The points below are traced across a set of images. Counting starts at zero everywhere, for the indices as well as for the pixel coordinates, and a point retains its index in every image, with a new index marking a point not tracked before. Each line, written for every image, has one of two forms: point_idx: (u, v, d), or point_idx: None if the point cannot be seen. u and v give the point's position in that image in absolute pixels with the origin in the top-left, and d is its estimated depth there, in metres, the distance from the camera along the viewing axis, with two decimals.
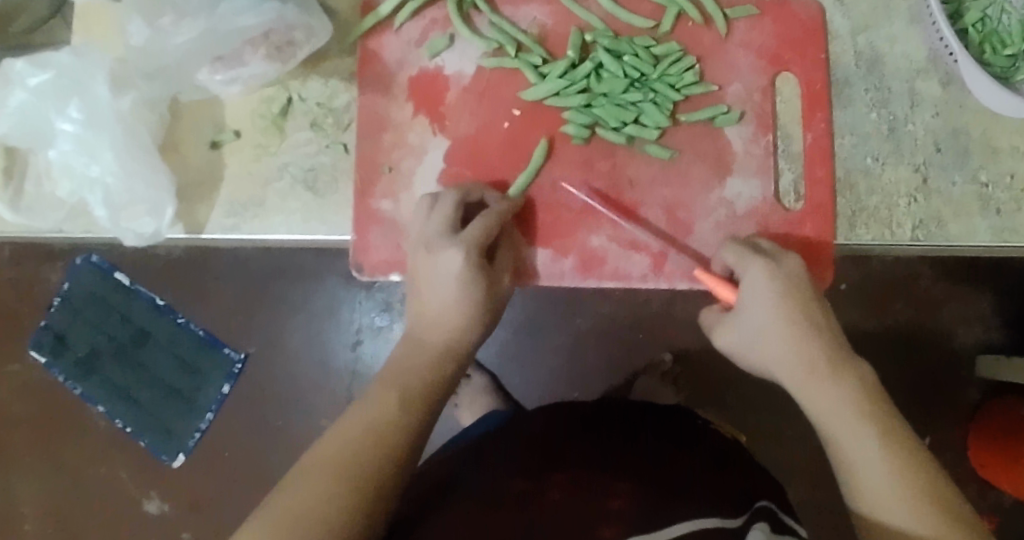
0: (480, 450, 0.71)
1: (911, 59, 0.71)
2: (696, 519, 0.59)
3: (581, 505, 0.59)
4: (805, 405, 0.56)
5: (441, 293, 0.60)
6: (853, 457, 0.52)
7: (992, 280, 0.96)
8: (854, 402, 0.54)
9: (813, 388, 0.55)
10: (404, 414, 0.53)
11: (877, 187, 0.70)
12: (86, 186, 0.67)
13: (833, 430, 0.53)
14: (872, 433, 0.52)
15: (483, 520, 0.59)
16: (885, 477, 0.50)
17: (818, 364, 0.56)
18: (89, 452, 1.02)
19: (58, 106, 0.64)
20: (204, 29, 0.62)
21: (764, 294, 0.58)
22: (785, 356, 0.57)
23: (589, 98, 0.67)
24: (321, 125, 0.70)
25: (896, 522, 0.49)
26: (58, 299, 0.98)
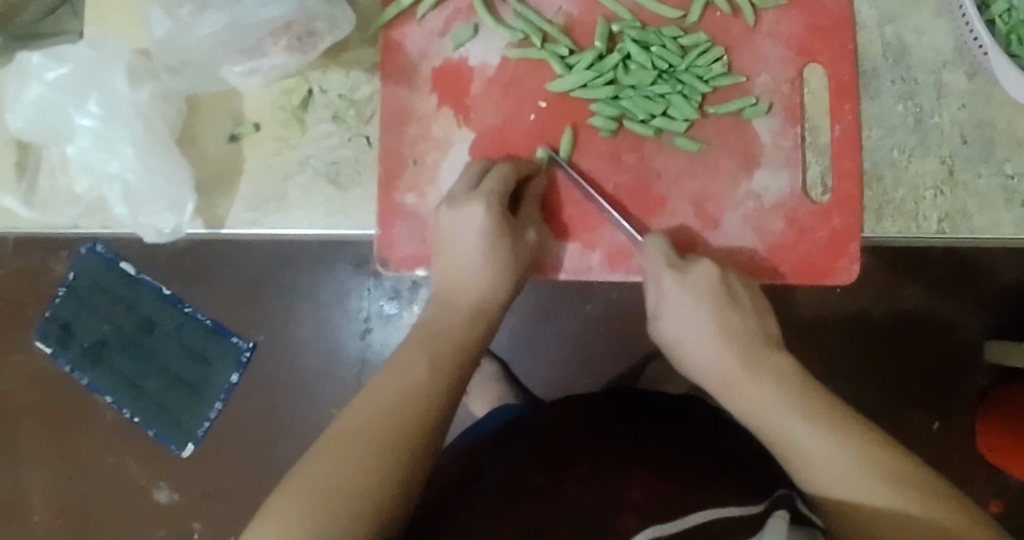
0: (499, 445, 0.70)
1: (937, 50, 0.70)
2: (719, 509, 0.57)
3: (601, 492, 0.58)
4: (732, 403, 0.56)
5: (464, 258, 0.59)
6: (798, 440, 0.52)
7: (999, 267, 0.96)
8: (784, 391, 0.54)
9: (743, 390, 0.55)
10: (432, 380, 0.53)
11: (904, 179, 0.69)
12: (105, 182, 0.66)
13: (774, 425, 0.53)
14: (810, 418, 0.52)
15: (505, 512, 0.58)
16: (831, 453, 0.50)
17: (741, 368, 0.56)
18: (98, 443, 1.01)
19: (78, 100, 0.64)
20: (227, 23, 0.62)
21: (682, 290, 0.59)
22: (705, 354, 0.58)
23: (617, 89, 0.66)
24: (342, 117, 0.68)
25: (853, 483, 0.49)
26: (63, 288, 0.96)
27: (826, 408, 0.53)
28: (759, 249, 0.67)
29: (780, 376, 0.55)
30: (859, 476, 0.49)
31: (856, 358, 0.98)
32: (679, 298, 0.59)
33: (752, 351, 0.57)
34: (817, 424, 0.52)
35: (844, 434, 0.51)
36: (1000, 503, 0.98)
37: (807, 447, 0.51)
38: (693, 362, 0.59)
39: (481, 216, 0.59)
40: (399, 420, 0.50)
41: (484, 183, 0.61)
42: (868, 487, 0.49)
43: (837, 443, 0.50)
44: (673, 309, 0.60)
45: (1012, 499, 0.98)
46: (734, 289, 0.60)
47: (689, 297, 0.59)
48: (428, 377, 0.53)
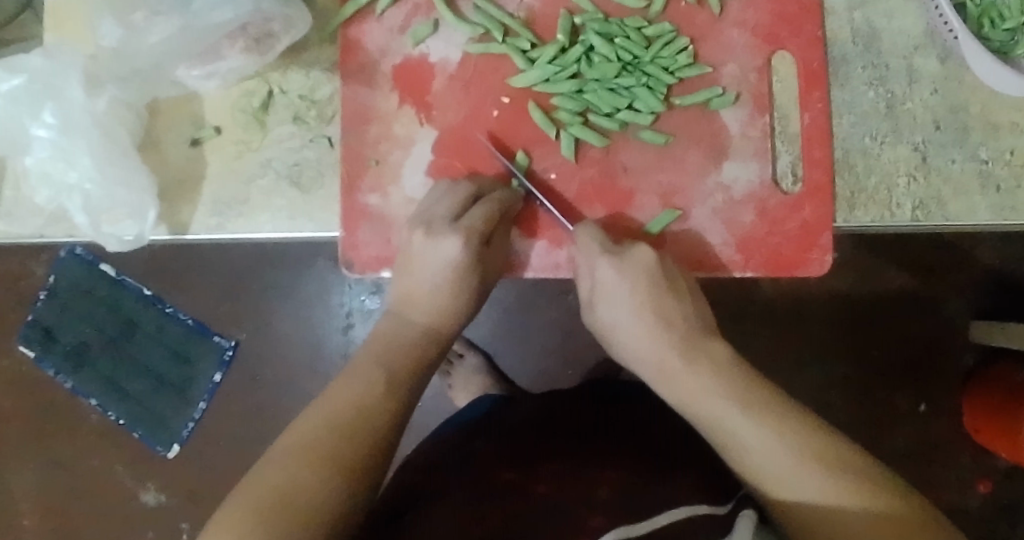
0: (468, 443, 0.71)
1: (908, 34, 0.69)
2: (687, 506, 0.56)
3: (570, 490, 0.58)
4: (671, 397, 0.55)
5: (428, 280, 0.60)
6: (733, 430, 0.50)
7: (985, 246, 0.95)
8: (723, 384, 0.53)
9: (684, 381, 0.54)
10: (389, 399, 0.53)
11: (877, 166, 0.68)
12: (65, 194, 0.65)
13: (712, 415, 0.52)
14: (744, 406, 0.51)
15: (474, 510, 0.58)
16: (759, 438, 0.49)
17: (678, 355, 0.56)
18: (83, 445, 1.01)
19: (33, 110, 0.62)
20: (179, 27, 0.60)
21: (616, 283, 0.59)
22: (641, 348, 0.58)
23: (580, 83, 0.65)
24: (304, 118, 0.68)
25: (783, 465, 0.48)
26: (44, 293, 0.97)
27: (756, 397, 0.51)
28: (729, 242, 0.66)
29: (719, 370, 0.54)
30: (794, 466, 0.47)
31: (839, 337, 0.97)
32: (621, 287, 0.59)
33: (697, 345, 0.56)
34: (756, 415, 0.50)
35: (784, 425, 0.49)
36: (988, 483, 0.97)
37: (742, 435, 0.50)
38: (633, 354, 0.59)
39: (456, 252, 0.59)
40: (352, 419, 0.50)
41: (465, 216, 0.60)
42: (804, 474, 0.47)
43: (780, 430, 0.49)
44: (616, 302, 0.59)
45: (1000, 479, 0.97)
46: (673, 275, 0.60)
47: (632, 290, 0.59)
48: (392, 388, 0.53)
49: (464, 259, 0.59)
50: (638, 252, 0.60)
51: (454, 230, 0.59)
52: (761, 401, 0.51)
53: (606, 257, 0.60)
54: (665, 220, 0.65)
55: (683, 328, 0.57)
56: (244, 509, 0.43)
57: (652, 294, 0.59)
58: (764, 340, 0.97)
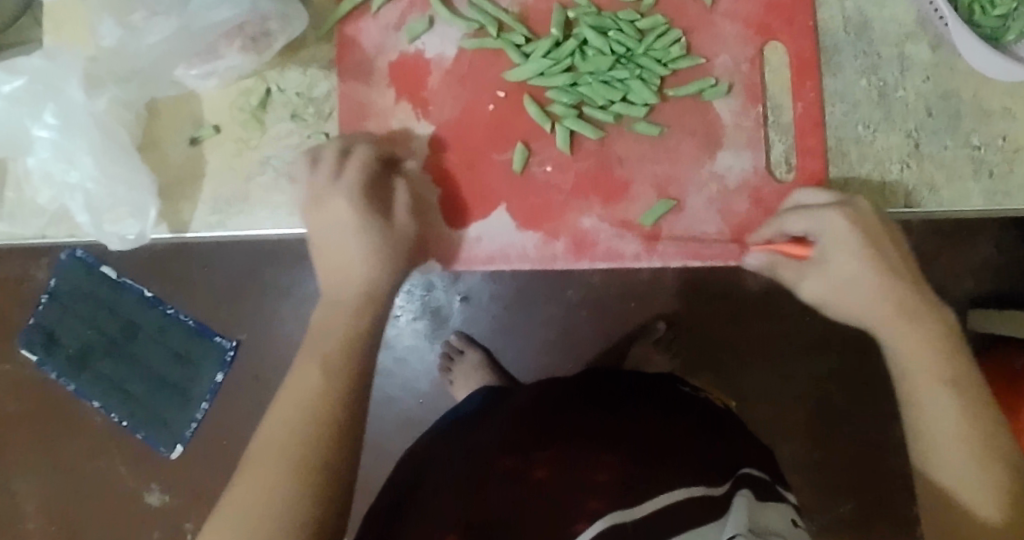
0: (470, 432, 0.72)
1: (899, 23, 0.70)
2: (683, 487, 0.58)
3: (567, 477, 0.59)
4: (891, 345, 0.58)
5: (346, 242, 0.59)
6: (926, 403, 0.55)
7: (980, 240, 0.96)
8: (922, 350, 0.56)
9: (907, 345, 0.57)
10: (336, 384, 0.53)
11: (870, 154, 0.69)
12: (67, 193, 0.65)
13: (908, 387, 0.56)
14: (933, 381, 0.55)
15: (472, 498, 0.59)
16: (948, 414, 0.54)
17: (902, 314, 0.58)
18: (88, 447, 1.02)
19: (33, 112, 0.62)
20: (177, 27, 0.61)
21: (845, 234, 0.59)
22: (861, 303, 0.59)
23: (575, 76, 0.66)
24: (302, 115, 0.68)
25: (954, 441, 0.53)
26: (46, 296, 0.97)
27: (947, 367, 0.55)
28: (724, 231, 0.67)
29: (929, 330, 0.57)
30: (963, 441, 0.53)
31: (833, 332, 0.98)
32: (850, 256, 0.59)
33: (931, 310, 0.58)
34: (951, 390, 0.54)
35: (963, 398, 0.54)
36: None
37: (929, 413, 0.54)
38: (858, 316, 0.60)
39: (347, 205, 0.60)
40: (306, 423, 0.50)
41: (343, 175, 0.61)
42: (973, 453, 0.52)
43: (952, 418, 0.53)
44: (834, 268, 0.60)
45: None
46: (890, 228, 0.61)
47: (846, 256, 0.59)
48: (326, 383, 0.52)
49: (357, 212, 0.60)
50: (828, 211, 0.60)
51: (337, 186, 0.60)
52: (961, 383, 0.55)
53: (830, 211, 0.60)
54: (660, 211, 0.66)
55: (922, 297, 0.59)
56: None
57: (879, 250, 0.59)
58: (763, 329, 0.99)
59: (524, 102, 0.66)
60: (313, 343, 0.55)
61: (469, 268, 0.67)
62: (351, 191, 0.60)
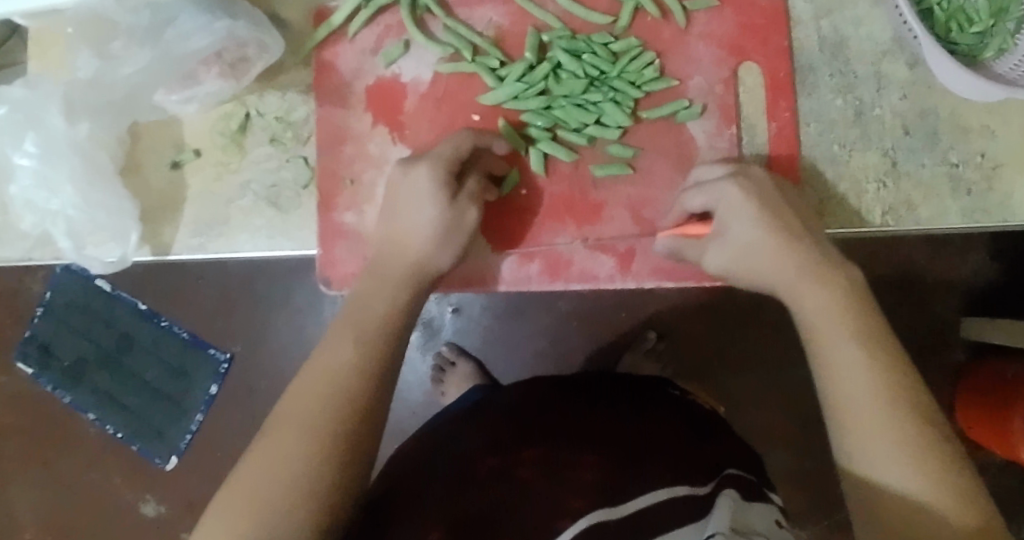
0: (457, 428, 0.73)
1: (875, 41, 0.70)
2: (667, 486, 0.60)
3: (552, 478, 0.61)
4: (803, 320, 0.55)
5: (416, 216, 0.58)
6: (842, 376, 0.51)
7: (975, 249, 0.96)
8: (853, 326, 0.52)
9: (852, 401, 0.50)
10: (365, 358, 0.52)
11: (846, 173, 0.69)
12: (50, 219, 0.67)
13: (829, 352, 0.52)
14: (866, 352, 0.51)
15: (457, 497, 0.61)
16: (862, 392, 0.50)
17: (841, 319, 0.53)
18: (84, 458, 1.04)
19: (14, 141, 0.64)
20: (154, 57, 0.62)
21: (742, 203, 0.58)
22: (768, 268, 0.57)
23: (549, 100, 0.66)
24: (280, 139, 0.69)
25: (871, 423, 0.49)
26: (41, 310, 0.99)
27: (876, 347, 0.51)
28: None
29: (854, 308, 0.53)
30: (881, 419, 0.49)
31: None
32: (744, 206, 0.58)
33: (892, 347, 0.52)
34: (874, 366, 0.50)
35: (885, 376, 0.50)
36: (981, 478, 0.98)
37: (852, 418, 0.50)
38: (763, 284, 0.58)
39: (427, 178, 0.58)
40: (326, 394, 0.50)
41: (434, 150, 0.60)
42: (889, 432, 0.48)
43: (883, 419, 0.48)
44: (801, 304, 0.55)
45: (992, 475, 0.98)
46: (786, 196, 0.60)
47: (808, 293, 0.55)
48: (359, 358, 0.52)
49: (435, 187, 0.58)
50: (756, 172, 0.60)
51: (426, 159, 0.59)
52: (914, 430, 0.48)
53: (728, 179, 0.59)
54: (616, 172, 0.66)
55: (870, 336, 0.52)
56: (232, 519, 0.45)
57: (782, 221, 0.57)
58: (756, 337, 0.99)
59: (500, 125, 0.67)
60: (348, 319, 0.55)
61: (447, 289, 0.68)
62: (438, 164, 0.59)
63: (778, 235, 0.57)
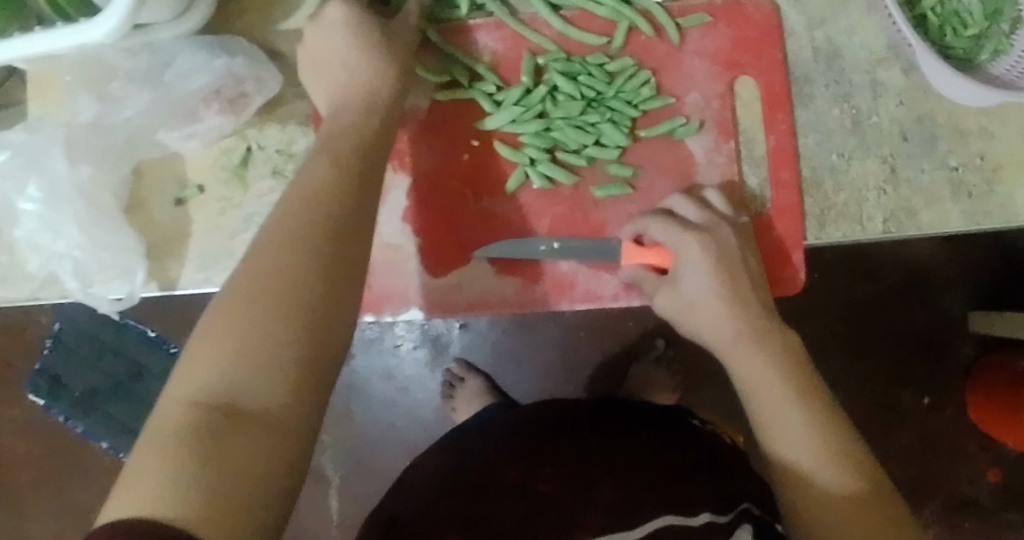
0: (477, 447, 0.73)
1: (870, 49, 0.70)
2: (682, 516, 0.61)
3: (572, 497, 0.61)
4: (735, 369, 0.59)
5: (336, 49, 0.57)
6: (777, 423, 0.55)
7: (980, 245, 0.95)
8: (784, 371, 0.57)
9: (783, 433, 0.54)
10: (339, 178, 0.50)
11: (845, 182, 0.70)
12: (56, 260, 0.68)
13: (765, 399, 0.56)
14: (800, 399, 0.55)
15: (480, 507, 0.61)
16: (799, 433, 0.54)
17: (772, 365, 0.57)
18: (100, 488, 1.04)
19: (18, 187, 0.66)
20: (152, 98, 0.66)
21: (701, 261, 0.61)
22: (716, 322, 0.60)
23: (547, 122, 0.66)
24: (282, 171, 0.69)
25: (817, 459, 0.53)
26: (50, 340, 1.00)
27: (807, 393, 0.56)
28: None
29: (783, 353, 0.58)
30: (821, 457, 0.53)
31: (833, 342, 0.98)
32: (702, 265, 0.61)
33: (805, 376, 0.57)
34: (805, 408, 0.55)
35: (817, 418, 0.54)
36: (998, 470, 0.98)
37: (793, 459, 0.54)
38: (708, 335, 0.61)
39: (342, 15, 0.57)
40: (306, 225, 0.47)
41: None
42: (828, 469, 0.52)
43: (823, 457, 0.53)
44: (732, 354, 0.59)
45: (1008, 469, 0.98)
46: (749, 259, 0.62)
47: (738, 341, 0.59)
48: (334, 176, 0.50)
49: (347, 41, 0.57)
50: (720, 229, 0.62)
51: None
52: (830, 441, 0.53)
53: (690, 236, 0.62)
54: (615, 192, 0.67)
55: (792, 373, 0.56)
56: (217, 373, 0.40)
57: (732, 270, 0.61)
58: None
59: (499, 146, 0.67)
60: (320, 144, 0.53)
61: (453, 314, 0.69)
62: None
63: (725, 300, 0.60)
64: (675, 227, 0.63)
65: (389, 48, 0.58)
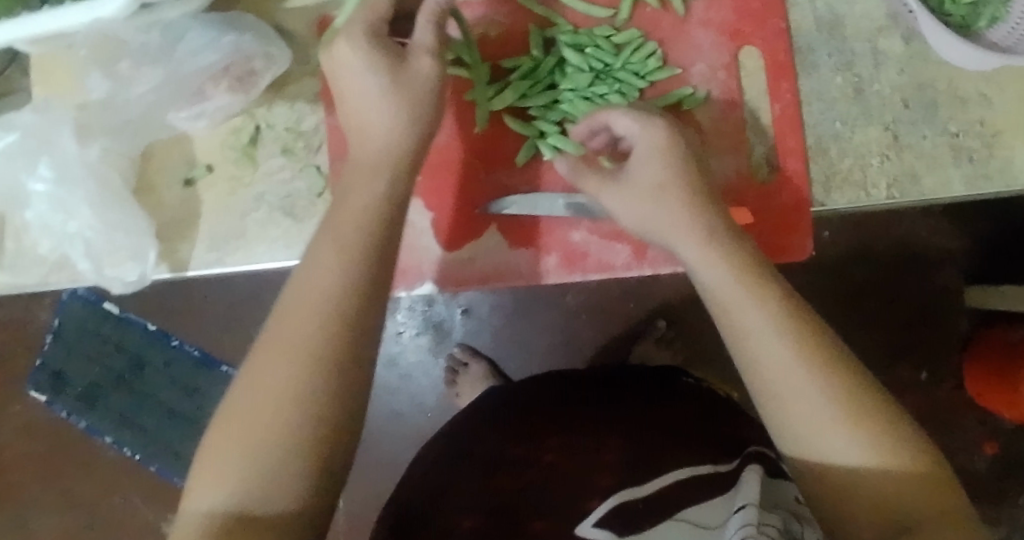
0: (483, 419, 0.74)
1: (871, 18, 0.71)
2: (689, 467, 0.61)
3: (579, 465, 0.64)
4: (741, 343, 0.50)
5: (363, 95, 0.52)
6: (798, 407, 0.47)
7: (973, 219, 0.97)
8: (795, 335, 0.49)
9: (802, 408, 0.47)
10: (359, 234, 0.48)
11: (850, 148, 0.70)
12: (67, 241, 0.68)
13: (774, 376, 0.48)
14: (817, 372, 0.47)
15: (490, 484, 0.65)
16: (821, 412, 0.47)
17: (784, 332, 0.49)
18: (103, 482, 1.03)
19: (29, 165, 0.66)
20: (164, 76, 0.66)
21: (652, 155, 0.57)
22: (712, 270, 0.53)
23: (556, 95, 0.67)
24: (292, 150, 0.69)
25: (845, 437, 0.46)
26: (50, 335, 1.00)
27: (828, 361, 0.48)
28: None
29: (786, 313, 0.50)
30: (852, 437, 0.46)
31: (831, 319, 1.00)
32: (653, 160, 0.57)
33: (816, 329, 0.49)
34: (828, 384, 0.47)
35: (846, 391, 0.47)
36: (994, 444, 0.99)
37: (824, 449, 0.47)
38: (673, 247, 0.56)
39: (354, 51, 0.52)
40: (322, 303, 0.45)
41: (342, 40, 0.53)
42: (862, 450, 0.46)
43: (852, 438, 0.46)
44: (745, 324, 0.50)
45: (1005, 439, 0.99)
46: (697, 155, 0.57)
47: (750, 311, 0.50)
48: (372, 203, 0.49)
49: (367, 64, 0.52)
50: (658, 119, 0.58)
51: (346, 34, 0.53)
52: (852, 406, 0.47)
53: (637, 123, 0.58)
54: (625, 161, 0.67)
55: (804, 330, 0.49)
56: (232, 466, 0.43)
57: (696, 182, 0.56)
58: None
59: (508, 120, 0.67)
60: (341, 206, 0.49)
61: (465, 287, 0.69)
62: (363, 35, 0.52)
63: (681, 199, 0.55)
64: (660, 156, 0.56)
65: (414, 92, 0.52)
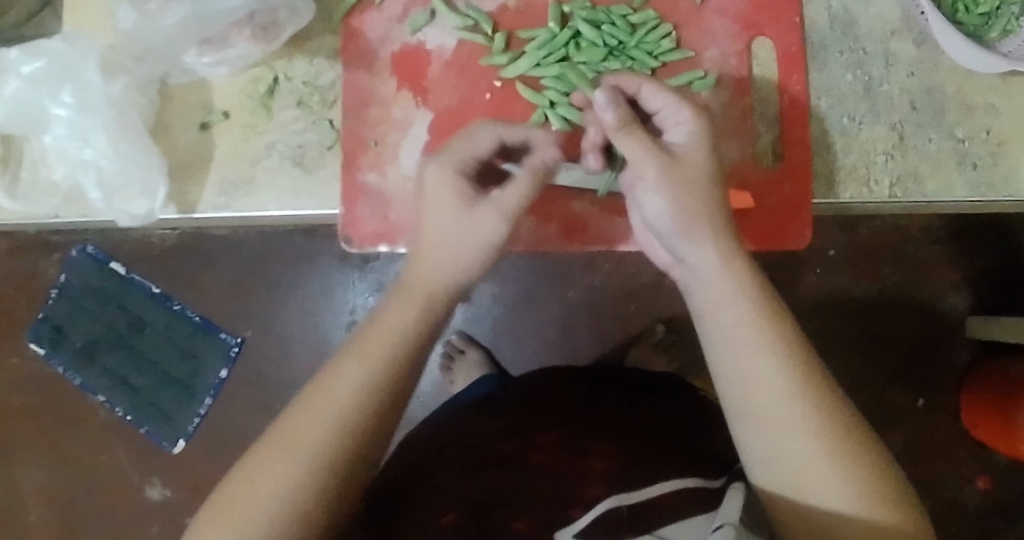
0: (469, 418, 0.71)
1: (884, 20, 0.72)
2: (676, 479, 0.58)
3: (567, 470, 0.60)
4: (734, 364, 0.47)
5: (439, 216, 0.50)
6: (777, 433, 0.45)
7: (979, 251, 0.94)
8: (789, 355, 0.46)
9: (776, 430, 0.45)
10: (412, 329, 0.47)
11: (855, 145, 0.71)
12: (81, 169, 0.69)
13: (762, 400, 0.45)
14: (803, 403, 0.45)
15: (470, 487, 0.60)
16: (801, 440, 0.44)
17: (773, 346, 0.46)
18: (93, 436, 0.99)
19: (52, 91, 0.66)
20: (190, 13, 0.62)
21: (680, 179, 0.49)
22: (719, 295, 0.48)
23: (568, 66, 0.68)
24: (307, 103, 0.71)
25: (825, 476, 0.43)
26: (55, 291, 0.98)
27: (821, 394, 0.45)
28: None
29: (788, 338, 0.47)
30: (839, 472, 0.43)
31: (834, 340, 0.95)
32: (668, 193, 0.50)
33: (817, 374, 0.46)
34: (816, 421, 0.44)
35: (830, 423, 0.44)
36: (987, 478, 0.94)
37: (805, 480, 0.44)
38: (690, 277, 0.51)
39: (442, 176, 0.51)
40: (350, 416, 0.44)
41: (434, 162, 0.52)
42: (848, 488, 0.43)
43: (842, 477, 0.43)
44: (749, 372, 0.46)
45: (999, 475, 0.94)
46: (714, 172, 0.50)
47: (760, 357, 0.46)
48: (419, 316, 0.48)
49: (448, 174, 0.50)
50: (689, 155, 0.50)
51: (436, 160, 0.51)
52: (845, 452, 0.44)
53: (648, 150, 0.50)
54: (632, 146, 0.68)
55: (805, 373, 0.46)
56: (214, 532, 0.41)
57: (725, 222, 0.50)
58: None
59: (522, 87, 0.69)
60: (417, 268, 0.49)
61: None
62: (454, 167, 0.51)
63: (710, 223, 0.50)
64: (666, 186, 0.49)
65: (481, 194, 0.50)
